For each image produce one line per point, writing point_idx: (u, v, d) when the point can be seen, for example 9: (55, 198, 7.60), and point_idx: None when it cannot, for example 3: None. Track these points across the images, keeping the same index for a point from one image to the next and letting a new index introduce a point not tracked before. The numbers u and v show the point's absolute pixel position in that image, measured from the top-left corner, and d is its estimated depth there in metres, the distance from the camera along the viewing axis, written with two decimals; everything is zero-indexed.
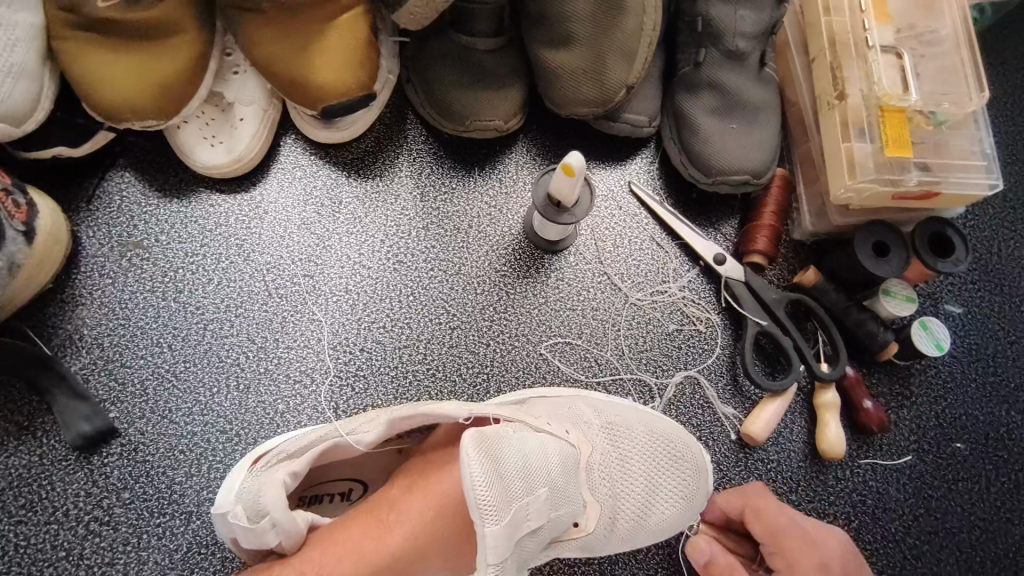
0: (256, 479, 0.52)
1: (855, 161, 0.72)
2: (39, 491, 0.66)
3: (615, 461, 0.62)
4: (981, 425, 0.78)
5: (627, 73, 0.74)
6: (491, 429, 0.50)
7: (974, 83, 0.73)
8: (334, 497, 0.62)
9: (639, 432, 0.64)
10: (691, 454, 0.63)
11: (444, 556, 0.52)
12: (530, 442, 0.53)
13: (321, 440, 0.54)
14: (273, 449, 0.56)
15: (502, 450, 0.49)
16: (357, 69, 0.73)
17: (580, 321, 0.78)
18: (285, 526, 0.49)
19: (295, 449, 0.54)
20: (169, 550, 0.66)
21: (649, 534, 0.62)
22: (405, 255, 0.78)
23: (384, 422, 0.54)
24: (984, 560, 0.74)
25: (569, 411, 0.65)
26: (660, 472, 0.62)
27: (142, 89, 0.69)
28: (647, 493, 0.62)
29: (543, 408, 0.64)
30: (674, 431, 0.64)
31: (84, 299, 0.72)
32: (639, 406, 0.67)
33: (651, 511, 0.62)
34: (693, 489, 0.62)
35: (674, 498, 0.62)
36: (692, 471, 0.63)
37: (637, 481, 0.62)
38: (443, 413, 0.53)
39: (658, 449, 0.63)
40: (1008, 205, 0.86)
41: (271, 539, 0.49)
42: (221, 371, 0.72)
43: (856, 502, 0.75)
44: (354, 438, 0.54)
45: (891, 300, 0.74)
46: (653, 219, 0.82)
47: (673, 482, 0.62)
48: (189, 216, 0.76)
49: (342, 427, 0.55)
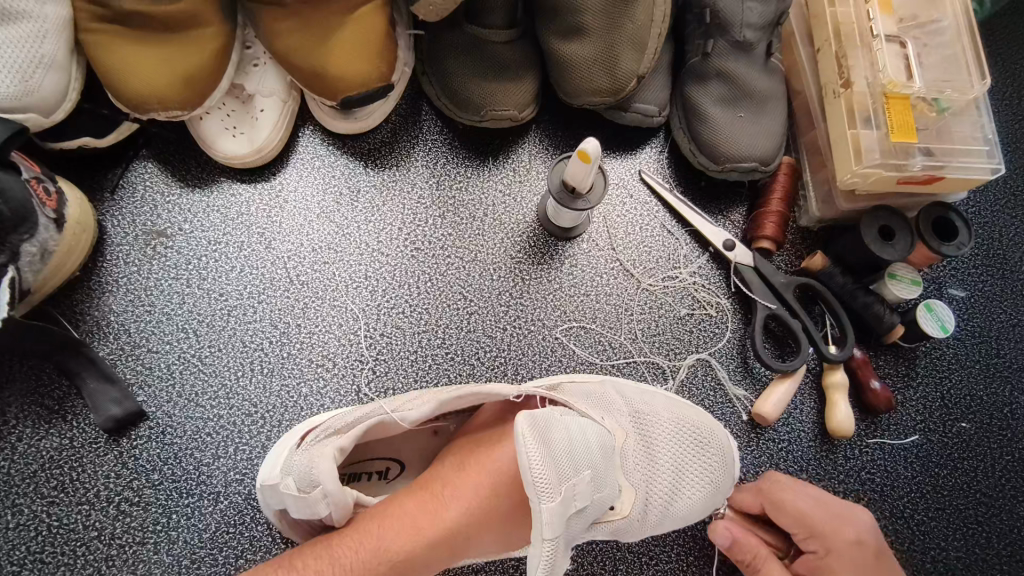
0: (308, 453, 0.55)
1: (861, 147, 0.74)
2: (71, 473, 0.68)
3: (648, 446, 0.64)
4: (985, 405, 0.80)
5: (637, 63, 0.76)
6: (540, 413, 0.52)
7: (976, 71, 0.75)
8: (373, 475, 0.64)
9: (666, 418, 0.65)
10: (715, 438, 0.64)
11: (498, 528, 0.55)
12: (575, 426, 0.54)
13: (373, 415, 0.57)
14: (320, 426, 0.60)
15: (554, 430, 0.51)
16: (377, 60, 0.74)
17: (593, 306, 0.80)
18: (336, 498, 0.51)
19: (341, 427, 0.57)
20: (198, 529, 0.68)
21: (679, 516, 0.63)
22: (422, 243, 0.80)
23: (436, 402, 0.57)
24: (990, 535, 0.76)
25: (604, 397, 0.66)
26: (685, 458, 0.63)
27: (168, 80, 0.71)
28: (672, 477, 0.63)
29: (576, 393, 0.65)
30: (702, 417, 0.66)
31: (110, 287, 0.74)
32: (668, 393, 0.68)
33: (677, 497, 0.63)
34: (719, 476, 0.63)
35: (701, 483, 0.63)
36: (718, 457, 0.64)
37: (665, 467, 0.63)
38: (497, 392, 0.57)
39: (685, 434, 0.64)
40: (1010, 191, 0.88)
41: (322, 510, 0.52)
42: (245, 356, 0.74)
43: (865, 480, 0.77)
44: (400, 416, 0.57)
45: (897, 283, 0.77)
46: (664, 207, 0.84)
47: (698, 468, 0.63)
48: (211, 205, 0.78)
49: (387, 405, 0.58)
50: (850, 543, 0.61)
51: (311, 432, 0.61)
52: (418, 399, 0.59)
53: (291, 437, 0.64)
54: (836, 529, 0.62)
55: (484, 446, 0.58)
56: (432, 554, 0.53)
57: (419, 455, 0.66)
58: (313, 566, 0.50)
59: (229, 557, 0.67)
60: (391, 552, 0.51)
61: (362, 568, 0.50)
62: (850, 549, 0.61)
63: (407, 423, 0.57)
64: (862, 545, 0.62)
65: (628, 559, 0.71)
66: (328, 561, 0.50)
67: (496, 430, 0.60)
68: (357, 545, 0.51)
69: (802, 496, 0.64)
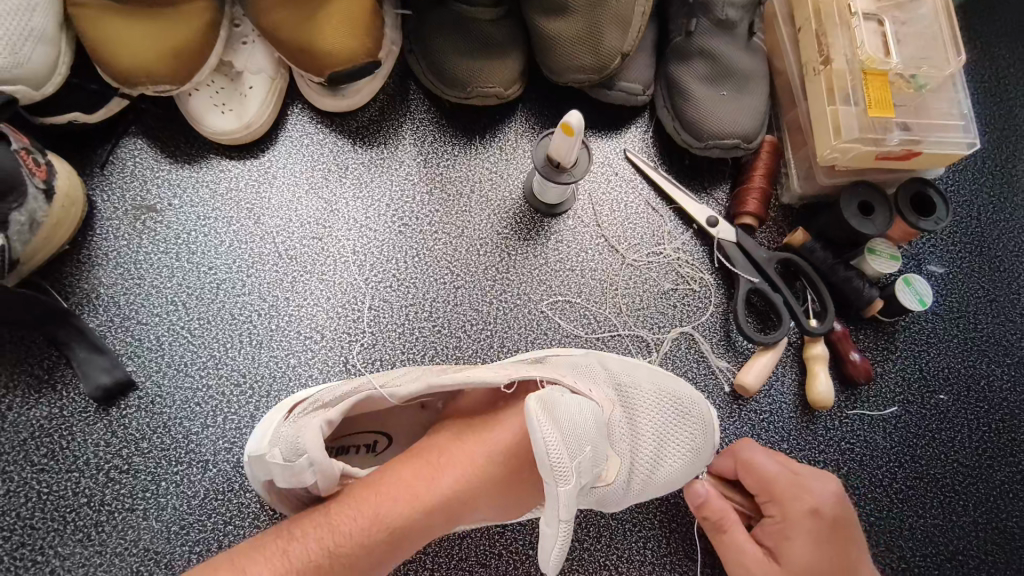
0: (295, 425, 0.55)
1: (840, 123, 0.75)
2: (61, 441, 0.68)
3: (628, 418, 0.64)
4: (963, 377, 0.82)
5: (621, 41, 0.77)
6: (545, 392, 0.53)
7: (953, 47, 0.76)
8: (359, 449, 0.65)
9: (649, 390, 0.66)
10: (696, 408, 0.67)
11: (483, 501, 0.56)
12: (573, 400, 0.55)
13: (358, 391, 0.57)
14: (308, 400, 0.60)
15: (562, 409, 0.52)
16: (362, 35, 0.75)
17: (579, 281, 0.81)
18: (322, 466, 0.51)
19: (326, 401, 0.58)
20: (187, 497, 0.68)
21: (659, 486, 0.65)
22: (409, 218, 0.81)
23: (425, 384, 0.56)
24: (966, 503, 0.78)
25: (591, 370, 0.67)
26: (669, 428, 0.65)
27: (155, 54, 0.71)
28: (657, 446, 0.64)
29: (562, 365, 0.66)
30: (681, 387, 0.68)
31: (100, 260, 0.75)
32: (650, 366, 0.70)
33: (661, 463, 0.64)
34: (701, 442, 0.66)
35: (684, 450, 0.65)
36: (699, 426, 0.66)
37: (649, 437, 0.64)
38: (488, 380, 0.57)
39: (668, 404, 0.66)
40: (988, 170, 0.90)
41: (310, 478, 0.52)
42: (234, 328, 0.74)
43: (845, 450, 0.78)
44: (388, 391, 0.56)
45: (875, 258, 0.78)
46: (648, 185, 0.86)
47: (680, 436, 0.65)
48: (200, 180, 0.79)
49: (375, 382, 0.58)
50: (805, 514, 0.61)
51: (300, 404, 0.62)
52: (406, 375, 0.60)
53: (286, 403, 0.66)
54: (793, 498, 0.62)
55: (477, 426, 0.59)
56: (426, 522, 0.53)
57: (407, 426, 0.66)
58: (313, 534, 0.50)
59: (218, 523, 0.68)
60: (389, 519, 0.51)
61: (361, 535, 0.50)
62: (804, 518, 0.61)
63: (395, 398, 0.57)
64: (820, 517, 0.61)
65: (613, 526, 0.72)
66: (328, 529, 0.50)
67: (480, 422, 0.59)
68: (354, 513, 0.51)
69: (768, 460, 0.66)
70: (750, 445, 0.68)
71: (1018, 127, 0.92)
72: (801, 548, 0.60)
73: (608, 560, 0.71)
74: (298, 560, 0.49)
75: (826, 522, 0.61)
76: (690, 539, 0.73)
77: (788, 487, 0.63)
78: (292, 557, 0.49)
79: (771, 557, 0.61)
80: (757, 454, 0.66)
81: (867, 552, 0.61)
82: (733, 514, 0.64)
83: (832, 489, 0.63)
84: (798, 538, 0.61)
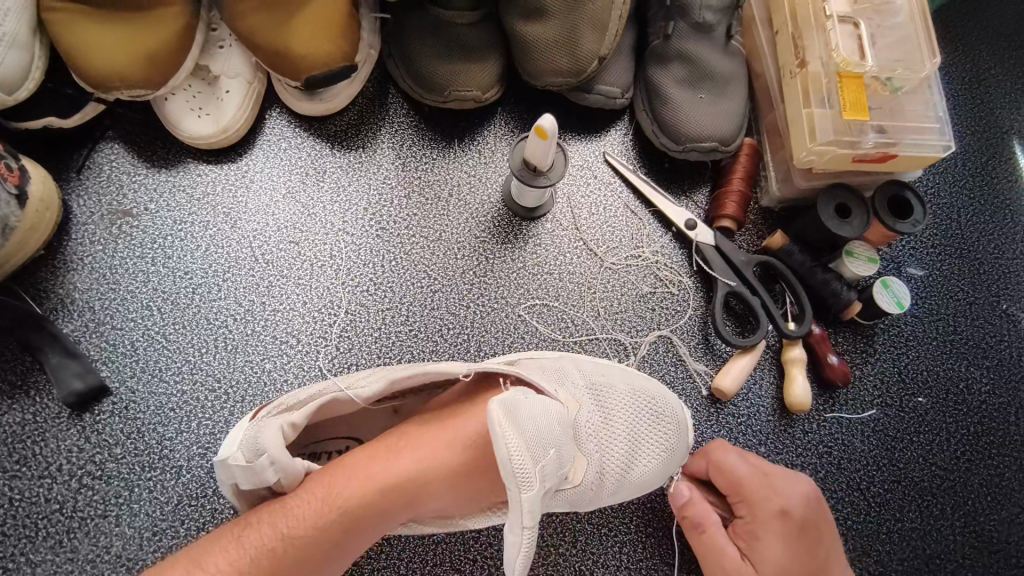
0: (257, 426, 0.55)
1: (815, 125, 0.75)
2: (34, 447, 0.68)
3: (602, 420, 0.64)
4: (942, 380, 0.82)
5: (597, 44, 0.77)
6: (505, 394, 0.51)
7: (928, 50, 0.76)
8: (332, 454, 0.65)
9: (623, 391, 0.66)
10: (669, 408, 0.67)
11: (444, 493, 0.53)
12: (536, 404, 0.54)
13: (324, 393, 0.56)
14: (271, 403, 0.60)
15: (523, 410, 0.51)
16: (338, 39, 0.75)
17: (557, 284, 0.81)
18: (284, 464, 0.51)
19: (291, 403, 0.57)
20: (160, 502, 0.68)
21: (631, 487, 0.65)
22: (386, 222, 0.81)
23: (387, 380, 0.56)
24: (945, 506, 0.77)
25: (559, 369, 0.66)
26: (642, 428, 0.65)
27: (129, 58, 0.71)
28: (630, 447, 0.64)
29: (531, 366, 0.66)
30: (656, 389, 0.68)
31: (75, 265, 0.74)
32: (624, 368, 0.70)
33: (634, 465, 0.64)
34: (674, 442, 0.66)
35: (657, 451, 0.65)
36: (673, 426, 0.66)
37: (623, 437, 0.64)
38: (448, 369, 0.57)
39: (642, 405, 0.66)
40: (968, 172, 0.90)
41: (270, 477, 0.52)
42: (209, 333, 0.74)
43: (822, 453, 0.78)
44: (354, 392, 0.57)
45: (853, 260, 0.78)
46: (628, 188, 0.86)
47: (654, 436, 0.65)
48: (176, 185, 0.79)
49: (341, 383, 0.58)
50: (773, 514, 0.61)
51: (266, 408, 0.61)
52: (369, 375, 0.60)
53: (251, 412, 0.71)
54: (763, 499, 0.62)
55: (445, 419, 0.57)
56: (381, 504, 0.52)
57: (378, 429, 0.66)
58: (267, 520, 0.51)
59: (191, 529, 0.68)
60: (341, 499, 0.51)
61: (313, 517, 0.50)
62: (773, 519, 0.61)
63: (361, 400, 0.57)
64: (790, 517, 0.62)
65: (588, 531, 0.72)
66: (282, 514, 0.51)
67: (451, 411, 0.58)
68: (309, 496, 0.52)
69: (739, 461, 0.66)
70: (723, 444, 0.68)
71: (999, 129, 0.92)
72: (773, 548, 0.60)
73: (584, 565, 0.71)
74: (252, 546, 0.50)
75: (796, 523, 0.61)
76: (667, 543, 0.72)
77: (757, 489, 0.63)
78: (245, 542, 0.50)
79: (745, 558, 0.62)
80: (728, 457, 0.66)
81: (835, 551, 0.62)
82: (712, 516, 0.64)
83: (801, 489, 0.63)
84: (768, 539, 0.61)
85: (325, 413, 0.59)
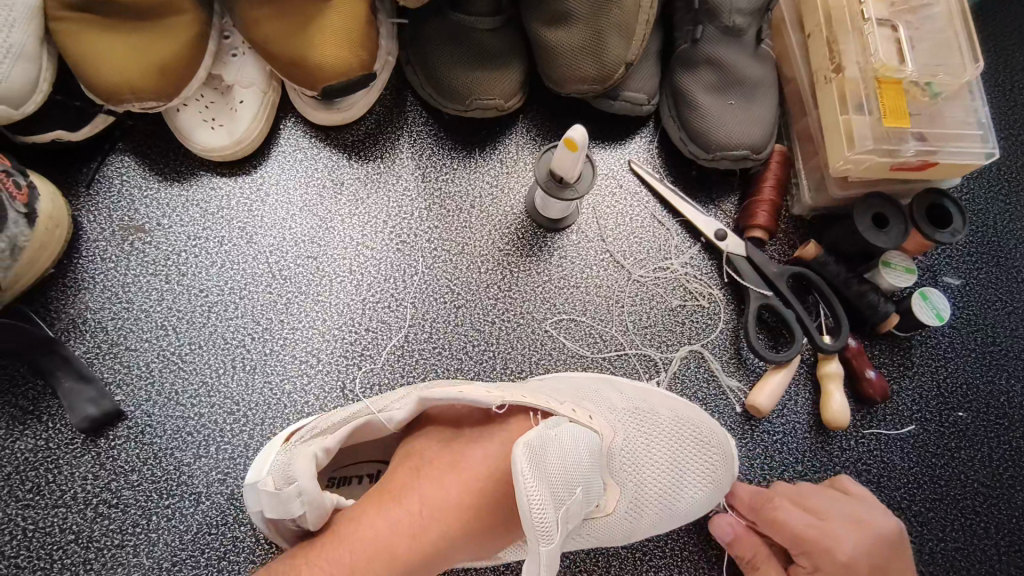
0: (288, 453, 0.52)
1: (853, 133, 0.72)
2: (46, 475, 0.66)
3: (643, 442, 0.61)
4: (982, 395, 0.79)
5: (625, 50, 0.75)
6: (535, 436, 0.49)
7: (968, 54, 0.74)
8: (365, 478, 0.61)
9: (666, 417, 0.63)
10: (716, 439, 0.63)
11: (489, 535, 0.50)
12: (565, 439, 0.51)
13: (358, 417, 0.53)
14: (305, 428, 0.56)
15: (550, 453, 0.49)
16: (357, 48, 0.73)
17: (584, 298, 0.78)
18: (313, 497, 0.46)
19: (326, 426, 0.54)
20: (179, 531, 0.66)
21: (676, 516, 0.63)
22: (408, 235, 0.78)
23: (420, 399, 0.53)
24: (988, 524, 0.75)
25: (601, 395, 0.64)
26: (686, 459, 0.62)
27: (141, 69, 0.69)
28: (676, 475, 0.62)
29: (569, 387, 0.65)
30: (701, 417, 0.64)
31: (86, 284, 0.72)
32: (665, 392, 0.66)
33: (680, 498, 0.62)
34: (720, 474, 0.62)
35: (702, 484, 0.62)
36: (720, 457, 0.62)
37: (666, 466, 0.61)
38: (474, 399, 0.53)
39: (685, 432, 0.62)
40: (1003, 179, 0.87)
41: (297, 509, 0.46)
42: (226, 353, 0.72)
43: (861, 471, 0.75)
44: (388, 415, 0.54)
45: (891, 271, 0.75)
46: (654, 197, 0.83)
47: (698, 465, 0.62)
48: (189, 199, 0.76)
49: (373, 405, 0.55)
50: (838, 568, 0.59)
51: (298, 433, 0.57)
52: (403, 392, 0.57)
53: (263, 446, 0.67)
54: (824, 552, 0.60)
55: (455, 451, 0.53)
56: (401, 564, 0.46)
57: None
58: None
59: (211, 559, 0.65)
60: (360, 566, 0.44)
61: None
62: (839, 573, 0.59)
63: (393, 424, 0.54)
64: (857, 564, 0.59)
65: (622, 556, 0.69)
66: None
67: (465, 438, 0.55)
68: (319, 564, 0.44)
69: (793, 513, 0.63)
70: (773, 496, 0.66)
71: None
72: None
73: None
74: None
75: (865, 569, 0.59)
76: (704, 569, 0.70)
77: (814, 540, 0.61)
78: None
79: None
80: (780, 505, 0.64)
81: None
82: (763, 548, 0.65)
83: (861, 535, 0.61)
84: None
85: (354, 437, 0.56)
